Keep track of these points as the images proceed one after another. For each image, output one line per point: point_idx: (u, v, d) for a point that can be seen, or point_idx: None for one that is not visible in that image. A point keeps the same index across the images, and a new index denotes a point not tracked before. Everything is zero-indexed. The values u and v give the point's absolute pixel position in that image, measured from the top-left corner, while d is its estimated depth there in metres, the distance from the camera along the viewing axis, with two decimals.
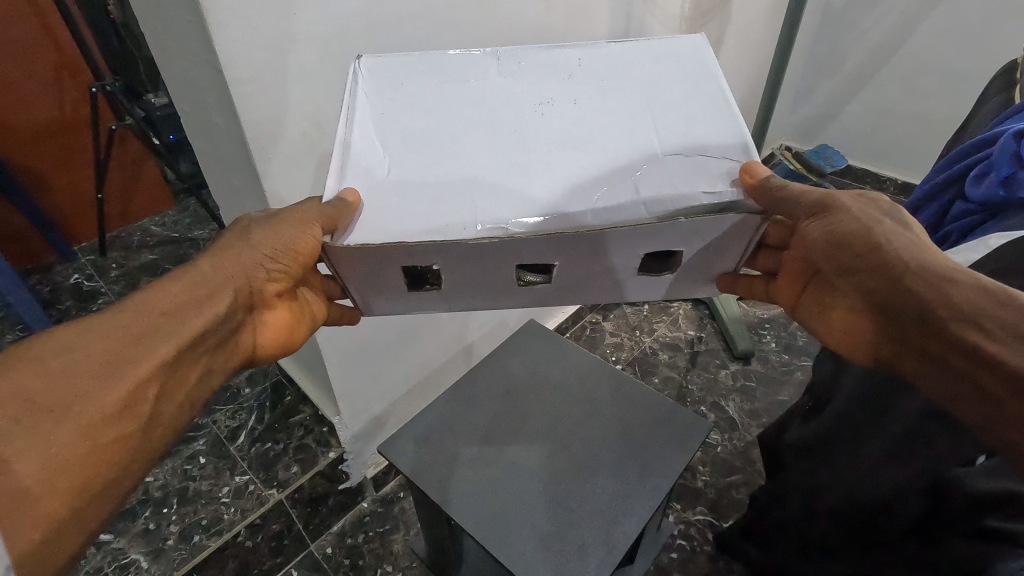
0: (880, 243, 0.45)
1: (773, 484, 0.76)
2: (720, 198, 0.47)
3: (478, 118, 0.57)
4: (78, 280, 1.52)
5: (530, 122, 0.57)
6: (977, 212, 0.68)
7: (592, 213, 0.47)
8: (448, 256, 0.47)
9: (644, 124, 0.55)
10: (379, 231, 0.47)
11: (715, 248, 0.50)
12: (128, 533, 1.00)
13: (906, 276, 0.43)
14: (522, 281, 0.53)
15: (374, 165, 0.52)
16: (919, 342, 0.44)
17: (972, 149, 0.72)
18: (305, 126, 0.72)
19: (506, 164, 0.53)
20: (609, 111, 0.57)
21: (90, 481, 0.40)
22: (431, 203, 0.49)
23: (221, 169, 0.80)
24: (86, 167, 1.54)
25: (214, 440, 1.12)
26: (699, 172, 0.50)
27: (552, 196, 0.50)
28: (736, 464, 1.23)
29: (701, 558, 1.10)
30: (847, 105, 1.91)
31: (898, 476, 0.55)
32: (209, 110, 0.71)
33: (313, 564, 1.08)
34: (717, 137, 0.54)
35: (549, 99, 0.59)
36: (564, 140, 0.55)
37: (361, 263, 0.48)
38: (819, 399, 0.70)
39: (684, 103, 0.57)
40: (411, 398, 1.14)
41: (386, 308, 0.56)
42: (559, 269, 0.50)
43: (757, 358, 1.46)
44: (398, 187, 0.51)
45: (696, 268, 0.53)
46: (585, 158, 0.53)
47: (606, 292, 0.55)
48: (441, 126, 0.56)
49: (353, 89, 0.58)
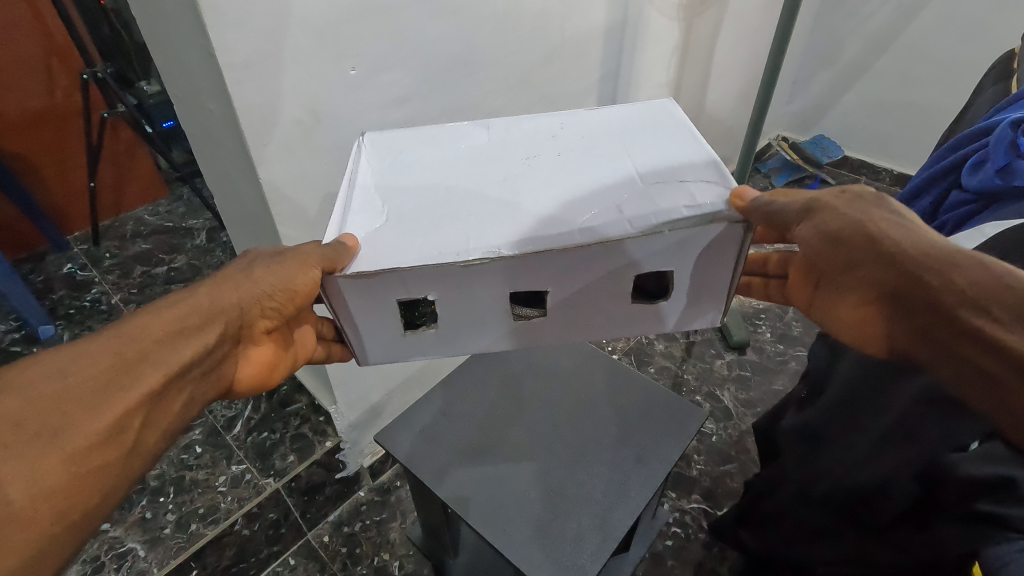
0: (878, 236, 0.45)
1: (769, 472, 0.76)
2: (701, 210, 0.48)
3: (468, 172, 0.57)
4: (71, 270, 1.51)
5: (519, 172, 0.56)
6: (972, 201, 0.68)
7: (580, 232, 0.48)
8: (438, 283, 0.49)
9: (625, 163, 0.55)
10: (378, 260, 0.48)
11: (706, 262, 0.51)
12: (125, 522, 1.00)
13: (909, 265, 0.42)
14: (517, 315, 0.55)
15: (372, 213, 0.53)
16: (931, 334, 0.43)
17: (968, 140, 0.73)
18: (301, 113, 0.71)
19: (494, 206, 0.52)
20: (591, 157, 0.57)
21: (68, 511, 0.39)
22: (425, 235, 0.50)
23: (215, 157, 0.79)
24: (78, 155, 1.52)
25: (211, 429, 1.13)
26: (683, 192, 0.50)
27: (536, 223, 0.50)
28: (731, 453, 1.24)
29: (695, 545, 1.11)
30: (844, 95, 1.91)
31: (893, 462, 0.55)
32: (203, 97, 0.70)
33: (310, 552, 1.09)
34: (692, 165, 0.54)
35: (536, 152, 0.59)
36: (552, 182, 0.54)
37: (359, 295, 0.50)
38: (816, 387, 0.70)
39: (661, 144, 0.57)
40: (408, 387, 1.14)
41: (385, 355, 0.57)
42: (553, 295, 0.52)
43: (752, 348, 1.46)
44: (397, 225, 0.51)
45: (688, 293, 0.54)
46: (571, 195, 0.52)
47: (607, 319, 0.56)
48: (435, 178, 0.56)
49: (357, 160, 0.60)
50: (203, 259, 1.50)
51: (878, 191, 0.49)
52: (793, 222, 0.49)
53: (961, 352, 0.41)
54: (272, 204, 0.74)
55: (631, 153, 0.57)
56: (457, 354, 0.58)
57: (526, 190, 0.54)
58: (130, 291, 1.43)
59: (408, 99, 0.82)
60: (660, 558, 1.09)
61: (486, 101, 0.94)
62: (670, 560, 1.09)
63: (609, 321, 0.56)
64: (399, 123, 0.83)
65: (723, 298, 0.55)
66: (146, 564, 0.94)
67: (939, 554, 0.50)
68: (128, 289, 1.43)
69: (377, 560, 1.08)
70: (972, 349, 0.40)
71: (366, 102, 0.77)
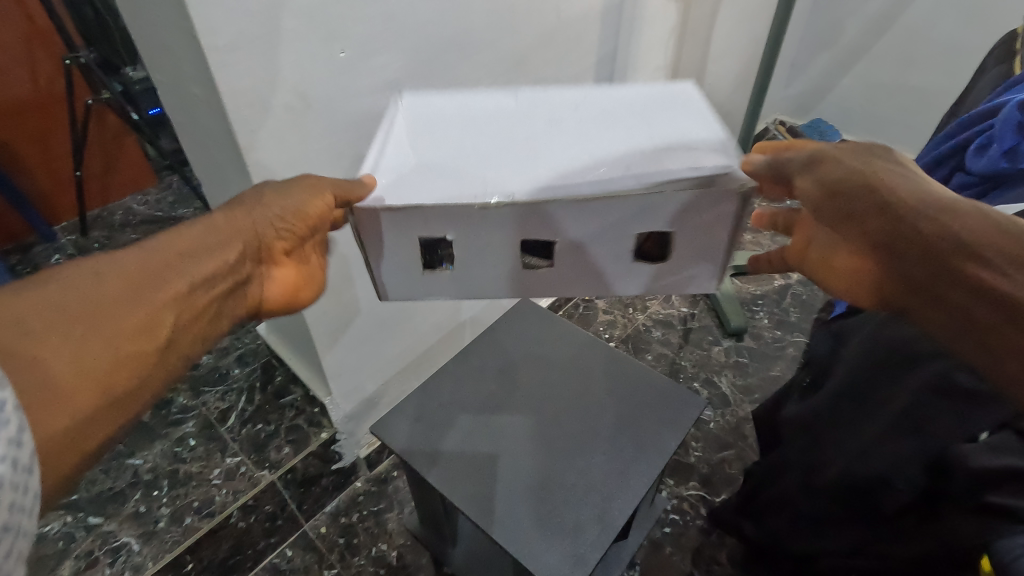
0: (879, 183, 0.41)
1: (768, 461, 0.75)
2: (702, 172, 0.43)
3: (510, 133, 0.51)
4: (59, 260, 1.48)
5: (548, 135, 0.51)
6: (977, 183, 0.67)
7: (590, 183, 0.44)
8: (459, 226, 0.45)
9: (649, 129, 0.50)
10: (399, 198, 0.44)
11: (692, 231, 0.46)
12: (119, 515, 1.00)
13: (907, 211, 0.39)
14: (527, 264, 0.50)
15: (400, 172, 0.48)
16: (937, 288, 0.38)
17: (973, 121, 0.71)
18: (291, 99, 0.68)
19: (512, 167, 0.47)
20: (604, 128, 0.51)
21: (95, 410, 0.36)
22: (444, 186, 0.45)
23: (202, 144, 0.77)
24: (63, 144, 1.49)
25: (205, 422, 1.12)
26: (695, 154, 0.45)
27: (554, 176, 0.45)
28: (728, 440, 1.24)
29: (693, 532, 1.11)
30: (842, 79, 1.89)
31: (900, 449, 0.53)
32: (188, 81, 0.67)
33: (307, 543, 1.04)
34: (703, 134, 0.46)
35: (562, 116, 0.53)
36: (578, 143, 0.49)
37: (375, 231, 0.45)
38: (818, 376, 0.69)
39: (681, 114, 0.51)
40: (404, 376, 1.12)
41: (388, 298, 0.53)
42: (564, 248, 0.48)
43: (749, 334, 1.46)
44: (424, 183, 0.46)
45: (686, 255, 0.48)
46: (587, 155, 0.48)
47: (591, 280, 0.51)
48: (476, 138, 0.51)
49: (398, 108, 0.54)
50: None
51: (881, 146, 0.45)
52: (795, 172, 0.44)
53: (970, 311, 0.37)
54: None
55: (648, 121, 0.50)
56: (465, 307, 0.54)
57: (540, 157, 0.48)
58: None
59: (402, 85, 0.80)
60: (659, 545, 1.09)
61: (481, 86, 0.92)
62: (669, 547, 1.09)
63: (580, 284, 0.51)
64: (392, 109, 0.80)
65: (713, 282, 0.50)
66: (141, 559, 0.94)
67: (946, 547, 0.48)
68: None
69: (376, 550, 1.05)
70: (977, 305, 0.36)
71: (358, 86, 0.75)
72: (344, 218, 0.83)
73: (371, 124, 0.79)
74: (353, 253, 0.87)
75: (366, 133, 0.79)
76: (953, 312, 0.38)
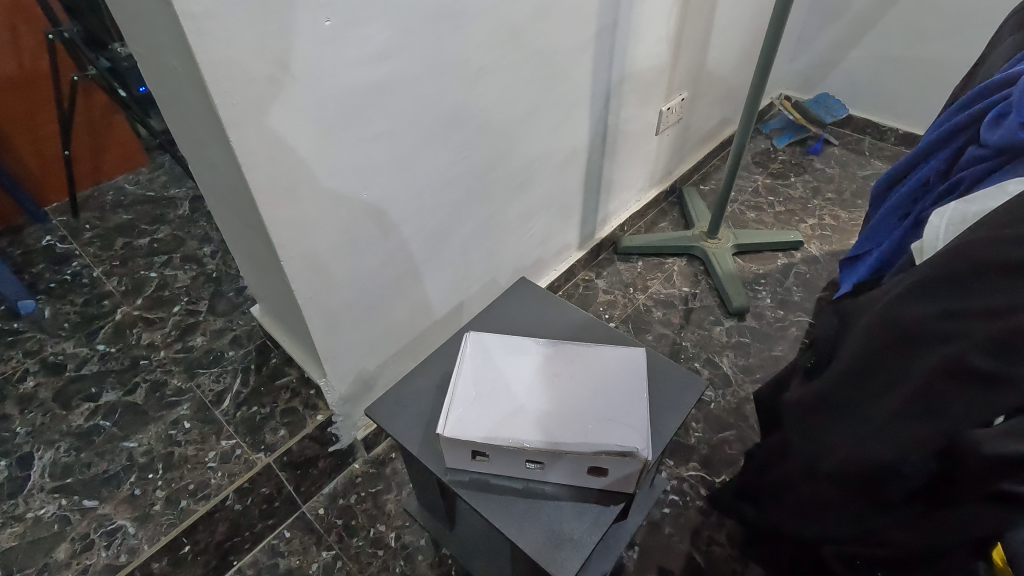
0: (898, 310, 0.53)
1: (767, 444, 0.73)
2: (622, 448, 0.69)
3: (534, 386, 0.77)
4: (50, 242, 1.46)
5: (552, 413, 0.74)
6: (990, 158, 0.62)
7: (534, 441, 0.70)
8: (504, 427, 0.72)
9: (593, 441, 0.70)
10: (470, 428, 0.72)
11: (620, 465, 0.70)
12: (115, 498, 0.99)
13: (918, 320, 0.50)
14: (528, 466, 0.74)
15: (469, 394, 0.75)
16: (941, 369, 0.47)
17: (996, 90, 0.67)
18: (273, 69, 0.65)
19: (544, 421, 0.73)
20: (565, 422, 0.72)
21: None
22: (497, 403, 0.74)
23: (184, 119, 0.74)
24: (50, 122, 1.45)
25: (199, 404, 1.11)
26: (616, 437, 0.71)
27: (534, 435, 0.71)
28: (729, 420, 1.23)
29: (692, 512, 1.10)
30: (850, 52, 1.83)
31: (906, 437, 0.50)
32: (165, 52, 0.64)
33: (306, 525, 1.08)
34: (629, 464, 0.70)
35: (549, 404, 0.75)
36: (547, 434, 0.71)
37: (456, 413, 0.73)
38: (823, 356, 0.66)
39: (614, 425, 0.72)
40: (400, 357, 1.11)
41: (452, 449, 0.72)
42: (548, 460, 0.72)
43: (751, 314, 1.43)
44: (484, 404, 0.74)
45: (628, 419, 0.73)
46: (556, 439, 0.71)
47: (584, 473, 0.74)
48: (515, 382, 0.77)
49: (465, 345, 0.82)
50: (187, 230, 1.47)
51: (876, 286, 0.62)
52: None
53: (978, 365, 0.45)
54: (247, 169, 0.69)
55: (608, 407, 0.75)
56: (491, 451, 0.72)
57: (541, 464, 0.74)
58: (112, 263, 1.39)
59: (391, 55, 0.76)
60: (658, 526, 1.09)
61: (475, 57, 0.88)
62: (668, 527, 1.09)
63: (575, 479, 0.75)
64: (381, 81, 0.77)
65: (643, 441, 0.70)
66: (136, 541, 0.94)
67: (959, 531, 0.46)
68: (110, 262, 1.40)
69: (373, 532, 1.07)
70: (974, 359, 0.45)
71: (344, 56, 0.71)
72: (333, 195, 0.80)
73: (359, 97, 0.76)
74: (342, 231, 0.85)
75: (353, 106, 0.76)
76: (965, 376, 0.46)
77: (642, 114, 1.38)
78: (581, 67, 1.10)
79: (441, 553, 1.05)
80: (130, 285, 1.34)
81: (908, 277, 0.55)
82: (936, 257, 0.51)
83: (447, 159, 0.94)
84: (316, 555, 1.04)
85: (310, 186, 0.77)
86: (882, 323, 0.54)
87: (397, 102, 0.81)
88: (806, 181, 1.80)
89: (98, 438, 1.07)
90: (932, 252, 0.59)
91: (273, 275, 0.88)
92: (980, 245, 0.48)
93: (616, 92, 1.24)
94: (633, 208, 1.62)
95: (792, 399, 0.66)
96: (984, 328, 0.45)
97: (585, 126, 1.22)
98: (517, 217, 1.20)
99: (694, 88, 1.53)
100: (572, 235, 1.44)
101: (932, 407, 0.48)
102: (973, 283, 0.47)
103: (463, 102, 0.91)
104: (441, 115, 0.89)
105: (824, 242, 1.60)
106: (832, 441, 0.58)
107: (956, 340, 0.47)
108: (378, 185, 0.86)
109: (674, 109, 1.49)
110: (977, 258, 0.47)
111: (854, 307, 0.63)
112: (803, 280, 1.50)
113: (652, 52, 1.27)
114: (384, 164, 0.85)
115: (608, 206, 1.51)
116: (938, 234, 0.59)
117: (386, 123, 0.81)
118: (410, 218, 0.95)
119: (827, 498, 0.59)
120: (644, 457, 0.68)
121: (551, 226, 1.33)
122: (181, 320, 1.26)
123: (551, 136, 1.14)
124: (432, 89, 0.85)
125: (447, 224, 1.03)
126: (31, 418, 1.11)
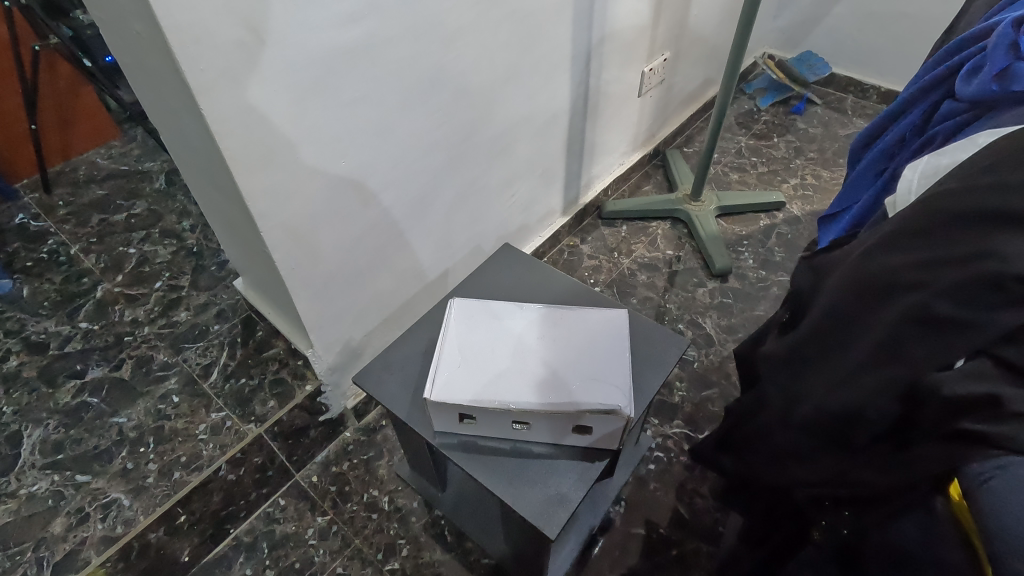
0: (875, 262, 0.54)
1: (745, 397, 0.75)
2: (607, 405, 0.71)
3: (518, 349, 0.78)
4: (23, 220, 1.42)
5: (535, 373, 0.75)
6: (964, 112, 0.62)
7: (518, 403, 0.72)
8: (491, 391, 0.73)
9: (575, 398, 0.72)
10: (452, 394, 0.73)
11: (604, 423, 0.73)
12: (107, 473, 1.00)
13: (893, 270, 0.51)
14: (515, 426, 0.76)
15: (454, 361, 0.76)
16: (906, 317, 0.48)
17: (966, 44, 0.67)
18: (241, 33, 0.63)
19: (529, 383, 0.74)
20: (551, 384, 0.74)
21: None
22: (481, 368, 0.75)
23: (152, 87, 0.72)
24: (13, 95, 1.39)
25: (187, 378, 1.11)
26: (601, 394, 0.73)
27: (519, 396, 0.73)
28: (712, 379, 1.26)
29: (677, 468, 1.14)
30: (833, 8, 1.81)
31: (867, 386, 0.50)
32: (127, 16, 0.62)
33: (300, 492, 1.10)
34: (612, 421, 0.72)
35: (532, 366, 0.76)
36: (532, 394, 0.73)
37: (443, 378, 0.74)
38: (799, 311, 0.68)
39: (597, 384, 0.74)
40: (385, 326, 1.11)
41: (440, 411, 0.74)
42: (533, 421, 0.74)
43: (734, 275, 1.45)
44: (468, 368, 0.75)
45: (611, 376, 0.75)
46: (540, 399, 0.72)
47: (572, 433, 0.76)
48: (499, 348, 0.78)
49: (450, 311, 0.82)
50: (166, 204, 1.45)
51: (851, 243, 0.63)
52: None
53: (941, 312, 0.46)
54: (219, 139, 0.68)
55: (592, 367, 0.76)
56: (479, 414, 0.74)
57: (527, 427, 0.76)
58: (89, 241, 1.37)
59: (364, 16, 0.74)
60: (644, 482, 1.12)
61: (452, 17, 0.86)
62: (653, 482, 1.12)
63: (559, 439, 0.77)
64: (355, 44, 0.75)
65: (625, 399, 0.72)
66: (132, 513, 0.96)
67: (899, 479, 0.46)
68: (87, 239, 1.37)
69: (367, 496, 1.09)
70: (938, 307, 0.46)
71: (315, 18, 0.69)
72: (311, 164, 0.79)
73: (332, 60, 0.74)
74: (321, 200, 0.84)
75: (327, 70, 0.74)
76: (927, 324, 0.46)
77: (624, 75, 1.37)
78: (560, 26, 1.08)
79: (434, 515, 1.08)
80: (110, 261, 1.32)
81: (882, 228, 0.56)
82: (909, 208, 0.53)
83: (426, 124, 0.93)
84: (311, 521, 1.06)
85: (286, 153, 0.76)
86: (855, 277, 0.55)
87: (372, 65, 0.79)
88: (789, 141, 1.80)
89: (86, 415, 1.08)
90: (904, 206, 0.60)
91: (254, 247, 0.87)
92: (953, 196, 0.49)
93: (597, 53, 1.23)
94: (617, 172, 1.61)
95: (768, 353, 0.67)
96: (949, 276, 0.46)
97: (567, 88, 1.21)
98: (500, 182, 1.19)
99: (676, 47, 1.51)
100: (556, 200, 1.44)
101: (894, 358, 0.49)
102: (942, 233, 0.48)
103: (442, 64, 0.89)
104: (419, 78, 0.87)
105: (806, 202, 1.61)
106: (803, 390, 0.59)
107: (923, 289, 0.48)
108: (356, 152, 0.85)
109: (656, 69, 1.47)
110: (950, 208, 0.48)
111: (829, 262, 0.65)
112: (785, 240, 1.52)
113: (633, 10, 1.24)
114: (363, 130, 0.83)
115: (591, 171, 1.51)
116: (911, 187, 0.59)
117: (361, 88, 0.80)
118: (391, 184, 0.93)
119: (792, 447, 0.60)
120: (626, 414, 0.70)
121: (535, 192, 1.33)
122: (164, 295, 1.25)
123: (532, 98, 1.13)
124: (408, 51, 0.83)
125: (429, 190, 1.02)
126: (18, 396, 1.10)
